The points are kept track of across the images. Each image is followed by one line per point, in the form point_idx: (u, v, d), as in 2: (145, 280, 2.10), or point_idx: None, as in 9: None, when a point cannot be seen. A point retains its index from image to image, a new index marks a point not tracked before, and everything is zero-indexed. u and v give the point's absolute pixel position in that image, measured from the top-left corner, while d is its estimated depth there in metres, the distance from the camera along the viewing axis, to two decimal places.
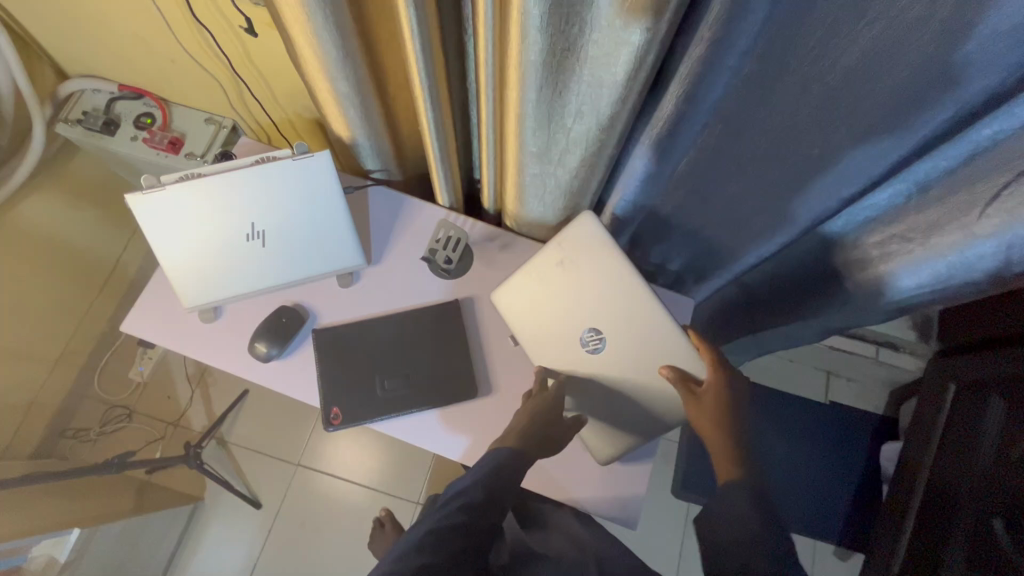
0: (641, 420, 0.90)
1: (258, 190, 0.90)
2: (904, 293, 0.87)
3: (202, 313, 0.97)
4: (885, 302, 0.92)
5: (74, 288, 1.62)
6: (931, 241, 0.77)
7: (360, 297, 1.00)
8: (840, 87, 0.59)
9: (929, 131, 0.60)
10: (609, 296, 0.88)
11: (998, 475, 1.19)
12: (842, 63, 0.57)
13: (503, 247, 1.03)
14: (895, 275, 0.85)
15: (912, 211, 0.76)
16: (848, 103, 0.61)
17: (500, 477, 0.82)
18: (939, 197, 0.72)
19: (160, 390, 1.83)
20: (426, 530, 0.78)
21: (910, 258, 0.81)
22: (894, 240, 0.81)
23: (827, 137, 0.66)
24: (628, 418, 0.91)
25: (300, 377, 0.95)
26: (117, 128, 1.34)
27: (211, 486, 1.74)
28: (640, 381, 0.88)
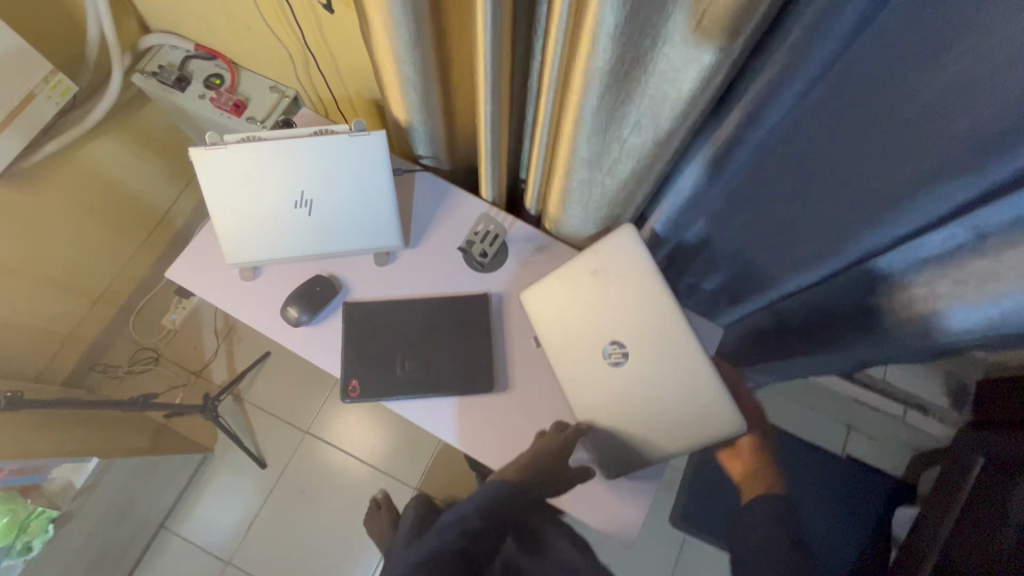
0: (653, 443, 0.88)
1: (313, 161, 0.93)
2: (947, 334, 0.84)
3: (242, 271, 1.00)
4: (925, 344, 0.89)
5: (124, 231, 1.70)
6: (985, 287, 0.74)
7: (393, 277, 1.02)
8: (911, 128, 0.58)
9: (998, 179, 0.56)
10: (638, 311, 0.88)
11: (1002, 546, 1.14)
12: (915, 100, 0.55)
13: (539, 249, 1.04)
14: (939, 316, 0.83)
15: (968, 256, 0.74)
16: (915, 142, 0.59)
17: (496, 504, 0.89)
18: (997, 245, 0.69)
19: (188, 339, 1.89)
20: (430, 551, 0.85)
21: (961, 300, 0.78)
22: (944, 282, 0.79)
23: (888, 174, 0.65)
24: (639, 438, 0.88)
25: (325, 346, 0.98)
26: (187, 85, 1.40)
27: (222, 439, 1.79)
28: (657, 403, 0.87)
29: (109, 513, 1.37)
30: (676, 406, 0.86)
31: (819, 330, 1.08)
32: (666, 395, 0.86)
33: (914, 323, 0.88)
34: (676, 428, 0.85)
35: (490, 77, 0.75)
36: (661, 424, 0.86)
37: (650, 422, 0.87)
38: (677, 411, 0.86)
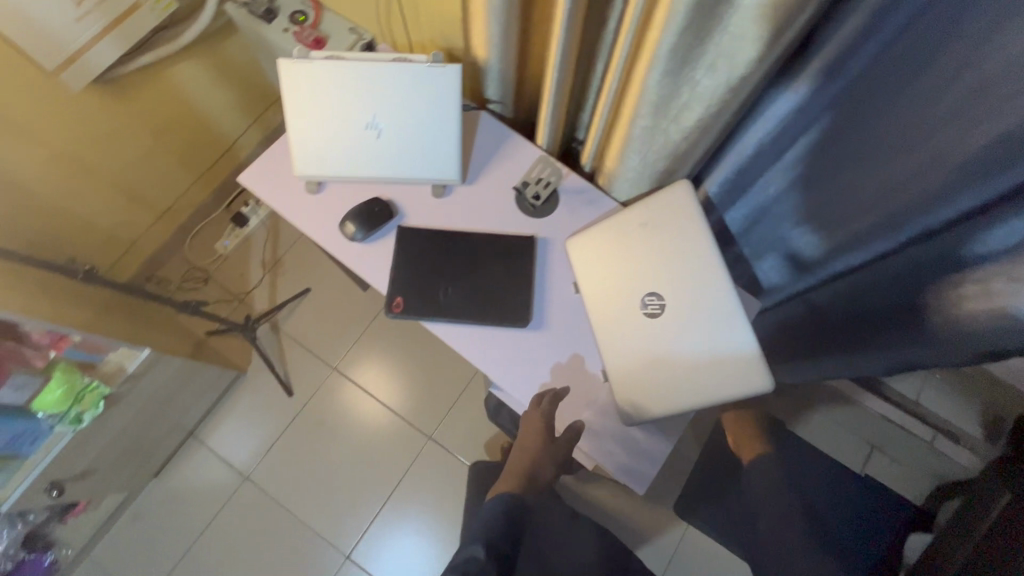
0: (675, 394, 0.88)
1: (389, 86, 0.98)
2: (992, 346, 0.74)
3: (308, 184, 1.06)
4: (963, 356, 0.80)
5: (194, 154, 1.80)
6: None
7: (446, 209, 1.06)
8: (989, 89, 0.58)
9: None
10: (679, 265, 0.91)
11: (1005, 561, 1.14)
12: (996, 60, 0.56)
13: (590, 202, 1.06)
14: (987, 322, 0.73)
15: None
16: (989, 105, 0.59)
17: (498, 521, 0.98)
18: None
19: (236, 266, 1.97)
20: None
21: (1012, 301, 0.70)
22: (998, 279, 0.71)
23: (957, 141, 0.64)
24: (661, 388, 0.89)
25: (376, 264, 1.03)
26: (274, 18, 1.48)
27: (255, 364, 1.88)
28: (686, 355, 0.88)
29: (150, 409, 1.46)
30: (705, 360, 0.87)
31: (853, 330, 1.00)
32: (696, 348, 0.88)
33: (955, 329, 0.79)
34: (702, 381, 0.87)
35: (570, 13, 0.78)
36: (687, 375, 0.87)
37: (675, 373, 0.88)
38: (704, 367, 0.87)
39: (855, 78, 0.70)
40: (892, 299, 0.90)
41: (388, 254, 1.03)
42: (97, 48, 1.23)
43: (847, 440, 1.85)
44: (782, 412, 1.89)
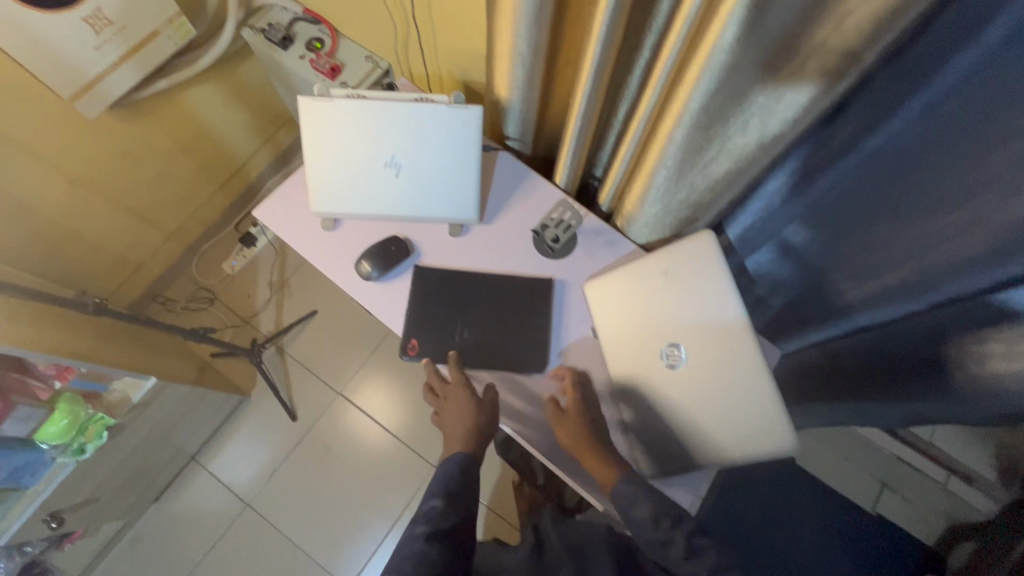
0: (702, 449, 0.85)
1: (409, 126, 0.97)
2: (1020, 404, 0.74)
3: (323, 221, 1.05)
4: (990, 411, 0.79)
5: (205, 175, 1.79)
6: None
7: (463, 248, 1.05)
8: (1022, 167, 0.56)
9: None
10: (701, 316, 0.89)
11: None
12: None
13: (608, 244, 1.05)
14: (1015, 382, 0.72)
15: None
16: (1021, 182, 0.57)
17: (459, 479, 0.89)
18: None
19: (242, 286, 1.96)
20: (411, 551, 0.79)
21: None
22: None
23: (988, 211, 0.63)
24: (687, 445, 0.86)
25: (395, 306, 1.01)
26: (290, 45, 1.48)
27: (258, 387, 1.85)
28: (712, 412, 0.85)
29: (153, 436, 1.44)
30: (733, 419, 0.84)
31: (869, 378, 0.99)
32: (721, 403, 0.85)
33: (981, 385, 0.78)
34: (726, 434, 0.84)
35: (599, 64, 0.77)
36: (710, 430, 0.85)
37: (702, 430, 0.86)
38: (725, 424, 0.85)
39: (880, 146, 0.71)
40: (913, 351, 0.89)
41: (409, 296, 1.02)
42: (115, 75, 1.22)
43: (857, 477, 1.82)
44: None
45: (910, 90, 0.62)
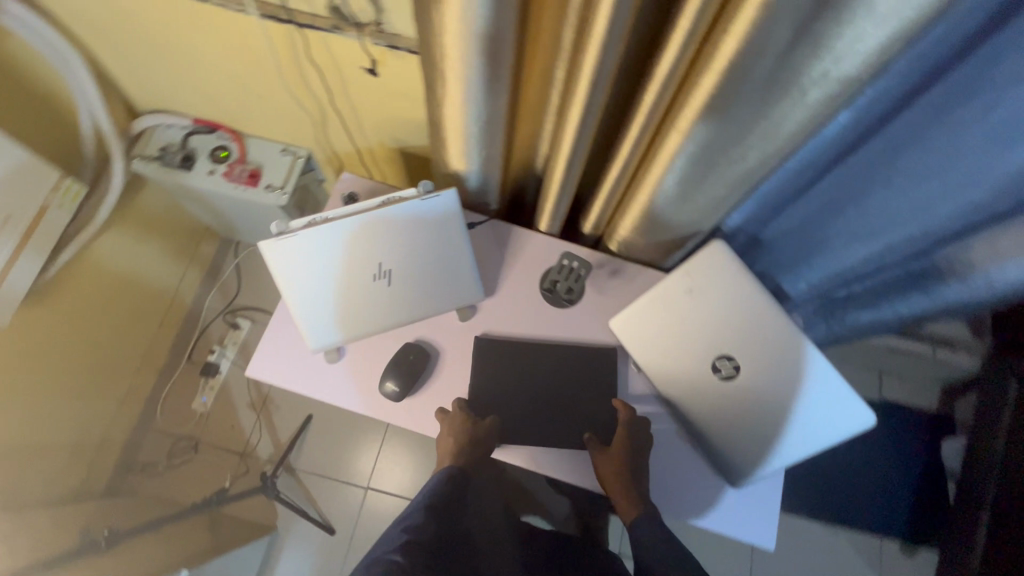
0: (782, 456, 0.87)
1: (385, 231, 0.90)
2: None
3: (326, 353, 0.96)
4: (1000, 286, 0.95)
5: (140, 321, 1.61)
6: None
7: (478, 329, 1.00)
8: (993, 136, 0.64)
9: None
10: (737, 320, 0.90)
11: None
12: (999, 116, 0.62)
13: (613, 274, 1.05)
14: None
15: None
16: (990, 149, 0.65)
17: (440, 495, 0.93)
18: None
19: (222, 418, 1.79)
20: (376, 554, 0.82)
21: None
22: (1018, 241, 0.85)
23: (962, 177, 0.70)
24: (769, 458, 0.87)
25: (440, 414, 0.96)
26: (194, 163, 1.33)
27: (282, 515, 1.73)
28: (779, 417, 0.87)
29: None
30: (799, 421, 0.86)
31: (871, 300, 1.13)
32: (783, 406, 0.87)
33: None
34: (798, 437, 0.86)
35: (579, 119, 0.75)
36: (781, 436, 0.87)
37: (775, 437, 0.87)
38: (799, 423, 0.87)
39: (850, 141, 0.76)
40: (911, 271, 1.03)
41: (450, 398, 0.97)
42: (16, 268, 1.06)
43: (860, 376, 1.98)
44: None
45: (883, 96, 0.67)
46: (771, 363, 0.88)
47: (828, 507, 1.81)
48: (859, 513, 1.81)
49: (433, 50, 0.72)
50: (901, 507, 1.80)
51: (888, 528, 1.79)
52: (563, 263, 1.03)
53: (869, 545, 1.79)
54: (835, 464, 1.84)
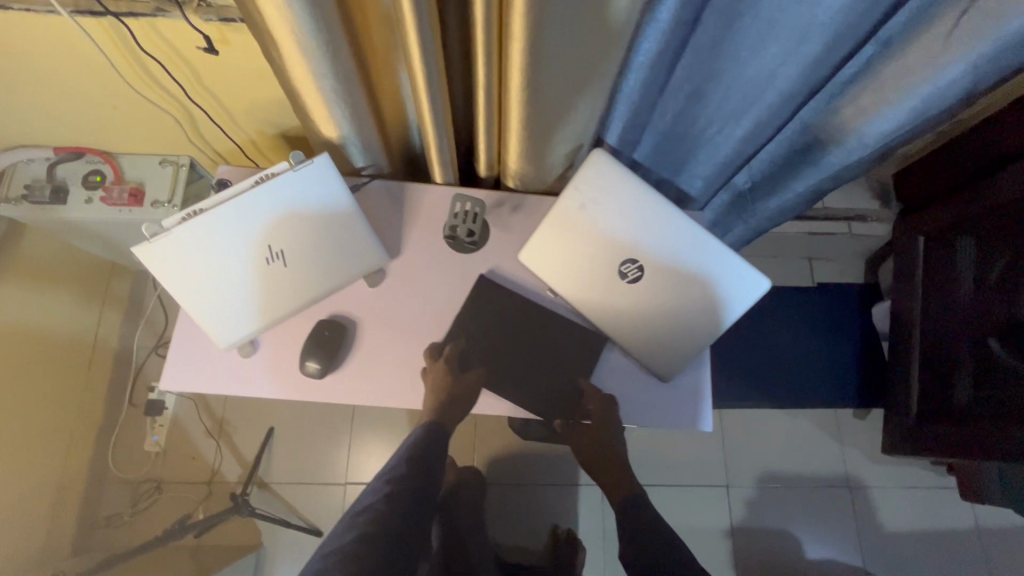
0: (703, 328, 0.93)
1: (265, 212, 0.88)
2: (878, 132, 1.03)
3: (240, 349, 0.94)
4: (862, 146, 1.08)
5: (64, 375, 1.54)
6: (904, 84, 0.94)
7: (390, 292, 1.00)
8: None
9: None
10: (633, 223, 0.93)
11: (987, 302, 1.45)
12: None
13: (514, 209, 1.05)
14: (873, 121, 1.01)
15: (883, 65, 0.93)
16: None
17: (424, 452, 1.06)
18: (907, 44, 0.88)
19: (181, 452, 1.74)
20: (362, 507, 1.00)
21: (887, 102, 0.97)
22: (870, 93, 0.98)
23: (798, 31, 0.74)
24: (691, 335, 0.94)
25: (372, 381, 0.96)
26: (67, 195, 1.26)
27: (265, 530, 1.71)
28: (693, 294, 0.93)
29: None
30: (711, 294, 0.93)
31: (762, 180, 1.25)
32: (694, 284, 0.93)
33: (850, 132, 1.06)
34: (712, 309, 0.93)
35: (421, 53, 0.73)
36: (698, 311, 0.93)
37: (695, 314, 0.93)
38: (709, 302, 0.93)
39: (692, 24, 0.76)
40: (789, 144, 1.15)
41: (378, 363, 0.97)
42: None
43: (789, 267, 2.08)
44: None
45: None
46: (676, 252, 0.93)
47: (784, 392, 1.92)
48: (813, 390, 1.93)
49: (250, 9, 0.68)
50: (850, 376, 1.93)
51: (839, 399, 1.92)
52: (456, 211, 1.00)
53: (826, 417, 1.92)
54: (783, 351, 1.95)
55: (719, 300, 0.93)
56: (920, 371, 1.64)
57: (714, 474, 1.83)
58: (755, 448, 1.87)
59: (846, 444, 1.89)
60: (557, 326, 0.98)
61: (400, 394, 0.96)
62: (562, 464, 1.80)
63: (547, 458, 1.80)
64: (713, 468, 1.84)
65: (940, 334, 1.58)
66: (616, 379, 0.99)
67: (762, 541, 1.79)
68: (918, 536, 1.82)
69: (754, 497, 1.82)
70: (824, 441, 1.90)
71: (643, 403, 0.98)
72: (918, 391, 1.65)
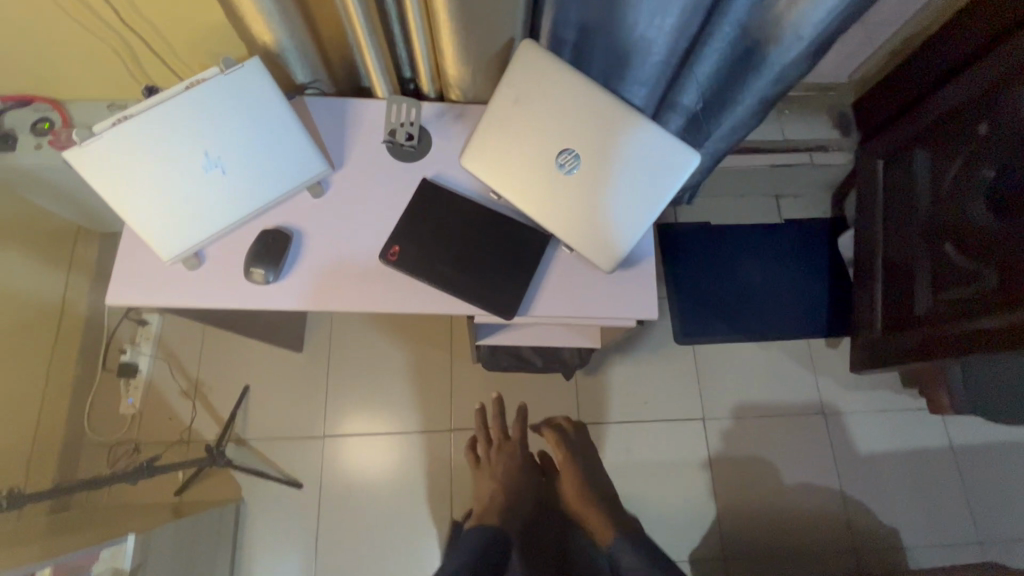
0: (643, 209, 0.94)
1: (200, 117, 0.90)
2: (814, 23, 1.04)
3: (185, 262, 0.94)
4: (800, 43, 1.09)
5: (34, 336, 1.54)
6: None
7: (335, 203, 1.00)
8: None
9: None
10: (568, 116, 0.95)
11: (941, 211, 1.49)
12: None
13: (456, 119, 1.06)
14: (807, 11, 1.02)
15: None
16: None
17: None
18: None
19: (157, 413, 1.75)
20: None
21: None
22: None
23: None
24: (633, 217, 0.95)
25: (315, 288, 0.96)
26: (15, 141, 1.27)
27: (245, 484, 1.72)
28: (631, 177, 0.94)
29: None
30: (648, 176, 0.94)
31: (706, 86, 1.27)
32: (635, 166, 0.94)
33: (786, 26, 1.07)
34: (654, 188, 0.94)
35: None
36: (640, 191, 0.94)
37: (635, 196, 0.94)
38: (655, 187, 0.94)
39: None
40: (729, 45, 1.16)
41: (322, 269, 0.97)
42: None
43: (753, 205, 2.11)
44: (704, 215, 2.08)
45: None
46: (613, 138, 0.94)
47: (753, 324, 1.95)
48: (780, 320, 1.96)
49: None
50: (818, 304, 1.96)
51: (809, 330, 1.95)
52: (393, 110, 1.03)
53: (797, 347, 1.94)
54: (752, 286, 1.98)
55: (662, 184, 0.94)
56: (883, 288, 1.66)
57: (688, 407, 1.85)
58: (729, 381, 1.89)
59: (819, 373, 1.91)
60: (499, 223, 0.99)
61: (343, 298, 0.96)
62: (537, 406, 1.82)
63: (522, 401, 1.83)
64: (687, 401, 1.86)
65: (901, 248, 1.61)
66: (570, 273, 1.00)
67: (739, 470, 1.82)
68: (891, 457, 1.85)
69: (729, 428, 1.84)
70: (796, 371, 1.92)
71: (590, 298, 0.99)
72: (881, 308, 1.67)
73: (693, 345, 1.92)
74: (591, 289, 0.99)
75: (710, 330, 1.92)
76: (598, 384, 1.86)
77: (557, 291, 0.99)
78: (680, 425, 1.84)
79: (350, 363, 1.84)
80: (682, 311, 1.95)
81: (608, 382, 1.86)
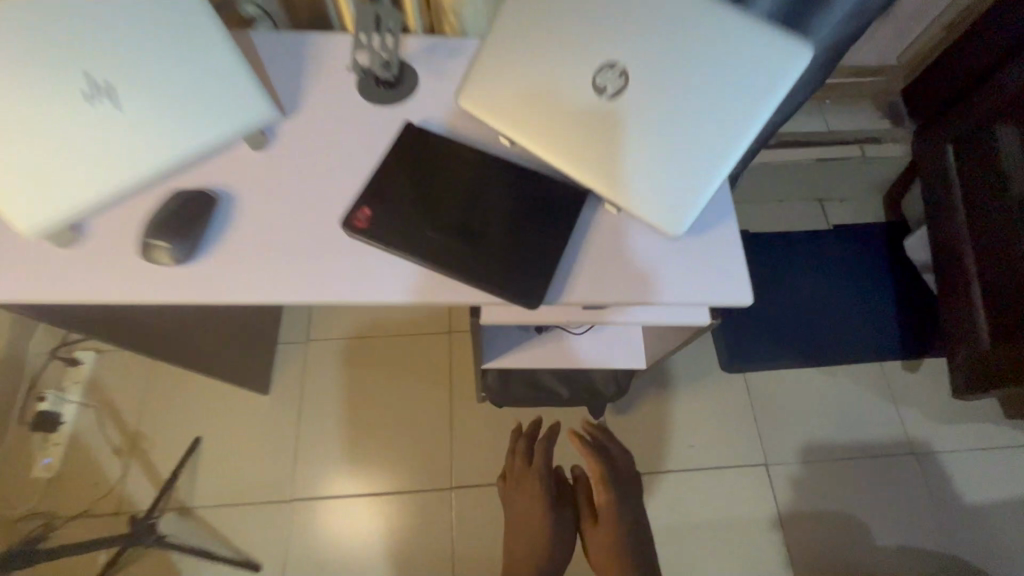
0: (734, 128, 0.69)
1: (90, 32, 0.66)
2: None
3: (64, 238, 0.73)
4: None
5: None
6: None
7: (276, 160, 0.77)
8: None
9: None
10: (602, 23, 0.70)
11: None
12: None
13: (452, 54, 0.82)
14: None
15: None
16: None
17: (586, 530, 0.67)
18: None
19: (81, 474, 1.40)
20: None
21: None
22: None
23: None
24: (720, 141, 0.69)
25: (240, 268, 0.71)
26: None
27: (184, 566, 1.34)
28: (714, 85, 0.69)
29: None
30: (736, 80, 0.69)
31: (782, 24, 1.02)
32: (719, 71, 0.69)
33: None
34: (746, 100, 0.69)
35: None
36: (730, 103, 0.69)
37: (720, 111, 0.69)
38: (748, 95, 0.69)
39: None
40: None
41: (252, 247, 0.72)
42: None
43: (796, 211, 1.83)
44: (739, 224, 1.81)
45: None
46: (683, 40, 0.69)
47: (813, 346, 1.62)
48: (845, 341, 1.63)
49: None
50: (885, 321, 1.66)
51: (883, 351, 1.62)
52: (362, 42, 0.80)
53: (869, 374, 1.61)
54: (807, 303, 1.68)
55: (758, 91, 0.69)
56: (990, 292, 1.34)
57: (744, 450, 1.50)
58: (791, 416, 1.54)
59: (900, 402, 1.57)
60: (523, 167, 0.74)
61: (273, 284, 0.70)
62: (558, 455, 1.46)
63: None
64: (742, 443, 1.50)
65: (1002, 241, 1.30)
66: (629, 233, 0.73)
67: (817, 530, 1.43)
68: (1005, 506, 1.47)
69: (798, 476, 1.47)
70: (871, 402, 1.57)
71: (652, 278, 0.71)
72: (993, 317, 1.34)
73: (742, 373, 1.59)
74: (651, 264, 0.71)
75: (764, 355, 1.60)
76: (632, 425, 1.51)
77: (605, 268, 0.71)
78: (737, 474, 1.47)
79: (328, 407, 1.51)
80: (728, 333, 1.62)
81: (644, 423, 1.51)
